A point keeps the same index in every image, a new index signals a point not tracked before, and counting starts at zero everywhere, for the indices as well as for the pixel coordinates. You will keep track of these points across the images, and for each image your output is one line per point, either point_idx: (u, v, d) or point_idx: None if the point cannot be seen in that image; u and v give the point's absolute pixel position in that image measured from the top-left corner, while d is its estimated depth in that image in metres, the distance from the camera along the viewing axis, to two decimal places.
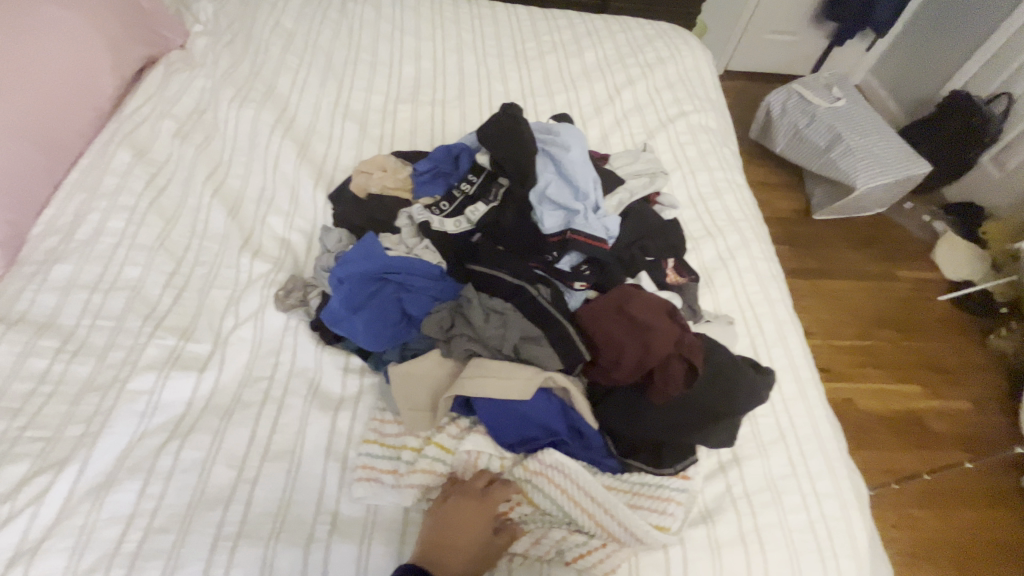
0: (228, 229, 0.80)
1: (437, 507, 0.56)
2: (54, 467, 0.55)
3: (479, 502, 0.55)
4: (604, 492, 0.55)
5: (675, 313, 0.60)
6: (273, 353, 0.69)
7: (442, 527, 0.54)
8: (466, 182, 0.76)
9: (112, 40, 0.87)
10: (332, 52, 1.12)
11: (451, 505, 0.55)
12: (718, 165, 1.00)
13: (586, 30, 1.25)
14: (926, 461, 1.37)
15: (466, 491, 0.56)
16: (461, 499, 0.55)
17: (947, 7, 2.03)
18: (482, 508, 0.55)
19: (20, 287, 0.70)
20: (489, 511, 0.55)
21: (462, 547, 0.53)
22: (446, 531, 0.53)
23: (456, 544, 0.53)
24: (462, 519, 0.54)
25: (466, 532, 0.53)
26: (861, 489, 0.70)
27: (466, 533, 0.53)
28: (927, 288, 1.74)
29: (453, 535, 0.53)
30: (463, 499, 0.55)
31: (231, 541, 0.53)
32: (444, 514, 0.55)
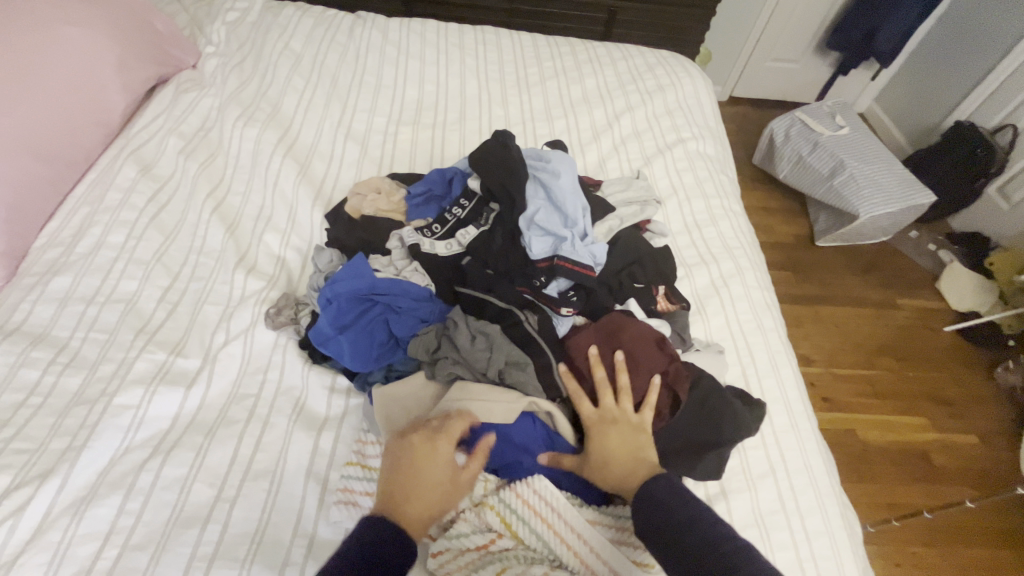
0: (225, 246, 0.82)
1: (390, 456, 0.53)
2: (36, 479, 0.56)
3: (432, 443, 0.53)
4: (587, 526, 0.53)
5: (664, 342, 0.62)
6: (262, 370, 0.69)
7: (400, 481, 0.52)
8: (458, 206, 0.77)
9: (125, 61, 0.90)
10: (338, 74, 1.15)
11: (404, 456, 0.53)
12: (714, 192, 1.00)
13: (588, 57, 1.27)
14: (930, 497, 1.34)
15: (417, 440, 0.53)
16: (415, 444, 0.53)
17: (951, 40, 2.05)
18: (436, 448, 0.53)
19: (19, 298, 0.71)
20: (444, 447, 0.53)
21: (426, 496, 0.51)
22: (404, 484, 0.51)
23: (421, 495, 0.51)
24: (421, 466, 0.52)
25: (427, 478, 0.52)
26: (855, 527, 0.68)
27: (427, 479, 0.51)
28: (932, 318, 1.72)
29: (413, 487, 0.51)
30: (415, 446, 0.53)
31: (206, 562, 0.53)
32: (400, 465, 0.53)
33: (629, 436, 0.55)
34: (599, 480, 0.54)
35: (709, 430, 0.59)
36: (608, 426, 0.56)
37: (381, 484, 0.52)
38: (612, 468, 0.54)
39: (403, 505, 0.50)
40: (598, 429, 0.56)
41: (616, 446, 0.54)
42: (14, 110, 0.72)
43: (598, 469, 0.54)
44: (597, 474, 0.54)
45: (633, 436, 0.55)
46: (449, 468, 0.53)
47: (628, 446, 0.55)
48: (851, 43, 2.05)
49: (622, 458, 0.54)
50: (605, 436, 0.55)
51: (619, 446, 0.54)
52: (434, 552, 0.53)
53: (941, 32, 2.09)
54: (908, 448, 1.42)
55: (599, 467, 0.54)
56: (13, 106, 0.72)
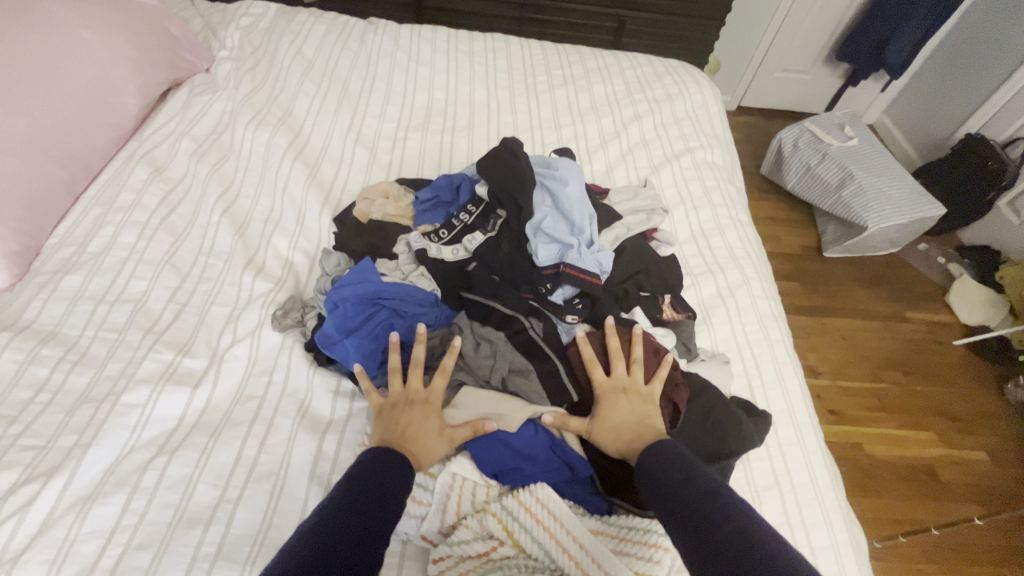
0: (234, 248, 0.82)
1: (385, 413, 0.56)
2: (42, 476, 0.56)
3: (427, 399, 0.57)
4: (590, 538, 0.52)
5: (661, 351, 0.63)
6: (267, 372, 0.69)
7: (397, 422, 0.55)
8: (465, 212, 0.77)
9: (140, 64, 0.92)
10: (349, 80, 1.17)
11: (401, 407, 0.56)
12: (722, 202, 1.00)
13: (597, 66, 1.28)
14: (937, 513, 1.32)
15: (412, 399, 0.57)
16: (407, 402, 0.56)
17: (962, 52, 2.04)
18: (430, 404, 0.57)
19: (30, 295, 0.72)
20: (438, 404, 0.57)
21: (419, 438, 0.54)
22: (401, 426, 0.54)
23: (416, 436, 0.54)
24: (416, 414, 0.55)
25: (421, 421, 0.55)
26: (860, 543, 0.67)
27: (422, 424, 0.55)
28: (941, 332, 1.70)
29: (410, 428, 0.54)
30: (410, 400, 0.57)
31: (208, 562, 0.53)
32: (396, 412, 0.56)
33: (637, 407, 0.56)
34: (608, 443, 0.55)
35: (714, 441, 0.58)
36: (617, 395, 0.57)
37: (376, 428, 0.55)
38: (620, 432, 0.55)
39: (400, 441, 0.53)
40: (609, 395, 0.57)
41: (625, 412, 0.56)
42: (30, 111, 0.73)
43: (606, 432, 0.55)
44: (603, 435, 0.55)
45: (640, 407, 0.56)
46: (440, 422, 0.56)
47: (637, 412, 0.56)
48: (861, 54, 2.05)
49: (630, 424, 0.55)
50: (616, 403, 0.56)
51: (627, 412, 0.56)
52: (435, 558, 0.52)
53: (951, 45, 2.09)
54: (915, 463, 1.40)
55: (608, 433, 0.55)
56: (29, 108, 0.73)
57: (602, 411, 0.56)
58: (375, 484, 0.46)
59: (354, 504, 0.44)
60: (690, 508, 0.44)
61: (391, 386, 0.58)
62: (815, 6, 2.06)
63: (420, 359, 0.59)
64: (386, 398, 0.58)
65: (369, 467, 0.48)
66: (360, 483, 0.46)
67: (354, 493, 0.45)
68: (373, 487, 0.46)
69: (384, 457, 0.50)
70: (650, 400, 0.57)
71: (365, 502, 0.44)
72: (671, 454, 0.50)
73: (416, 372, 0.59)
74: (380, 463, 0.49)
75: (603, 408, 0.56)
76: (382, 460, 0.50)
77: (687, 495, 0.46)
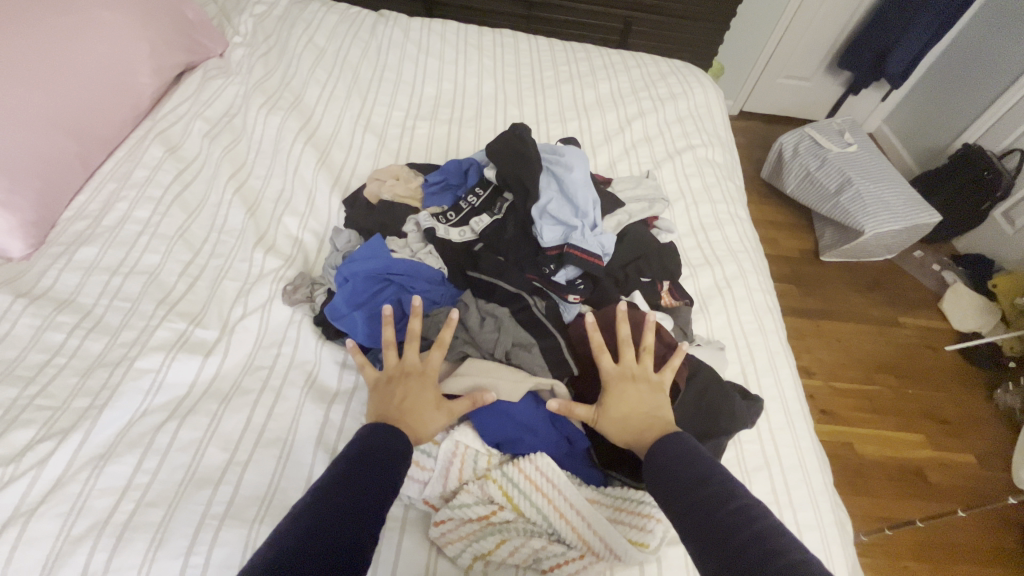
0: (246, 226, 0.84)
1: (381, 388, 0.57)
2: (58, 435, 0.58)
3: (419, 372, 0.57)
4: (586, 505, 0.55)
5: (661, 331, 0.64)
6: (276, 344, 0.72)
7: (394, 397, 0.55)
8: (473, 194, 0.80)
9: (155, 46, 0.93)
10: (359, 69, 1.19)
11: (394, 382, 0.57)
12: (721, 198, 1.03)
13: (603, 63, 1.30)
14: (924, 512, 1.34)
15: (408, 371, 0.57)
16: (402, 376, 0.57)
17: (962, 63, 2.07)
18: (422, 377, 0.57)
19: (47, 265, 0.74)
20: (430, 376, 0.57)
21: (414, 413, 0.54)
22: (396, 402, 0.55)
23: (410, 412, 0.54)
24: (411, 389, 0.56)
25: (415, 397, 0.55)
26: (846, 525, 0.69)
27: (417, 397, 0.55)
28: (933, 337, 1.73)
29: (405, 402, 0.55)
30: (402, 373, 0.57)
31: (217, 520, 0.55)
32: (392, 388, 0.56)
33: (646, 396, 0.56)
34: (618, 434, 0.55)
35: (708, 418, 0.61)
36: (627, 384, 0.57)
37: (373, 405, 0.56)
38: (627, 422, 0.55)
39: (395, 416, 0.54)
40: (618, 385, 0.56)
41: (632, 402, 0.55)
42: (48, 85, 0.75)
43: (614, 420, 0.55)
44: (610, 424, 0.55)
45: (650, 396, 0.56)
46: (436, 394, 0.56)
47: (645, 404, 0.56)
48: (862, 63, 2.08)
49: (637, 416, 0.55)
50: (626, 392, 0.56)
51: (635, 403, 0.55)
52: (437, 521, 0.55)
53: (949, 58, 2.13)
54: (904, 463, 1.42)
55: (614, 422, 0.55)
56: (47, 82, 0.75)
57: (610, 400, 0.56)
58: (366, 464, 0.47)
59: (344, 484, 0.44)
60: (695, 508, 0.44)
61: (386, 360, 0.59)
62: (819, 14, 2.09)
63: (417, 331, 0.60)
64: (382, 373, 0.59)
65: (362, 447, 0.48)
66: (365, 453, 0.48)
67: (350, 469, 0.45)
68: (364, 466, 0.46)
69: (387, 433, 0.51)
70: (660, 388, 0.57)
71: (359, 480, 0.45)
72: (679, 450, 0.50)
73: (410, 346, 0.59)
74: (378, 441, 0.49)
75: (612, 397, 0.56)
76: (379, 437, 0.50)
77: (696, 498, 0.45)
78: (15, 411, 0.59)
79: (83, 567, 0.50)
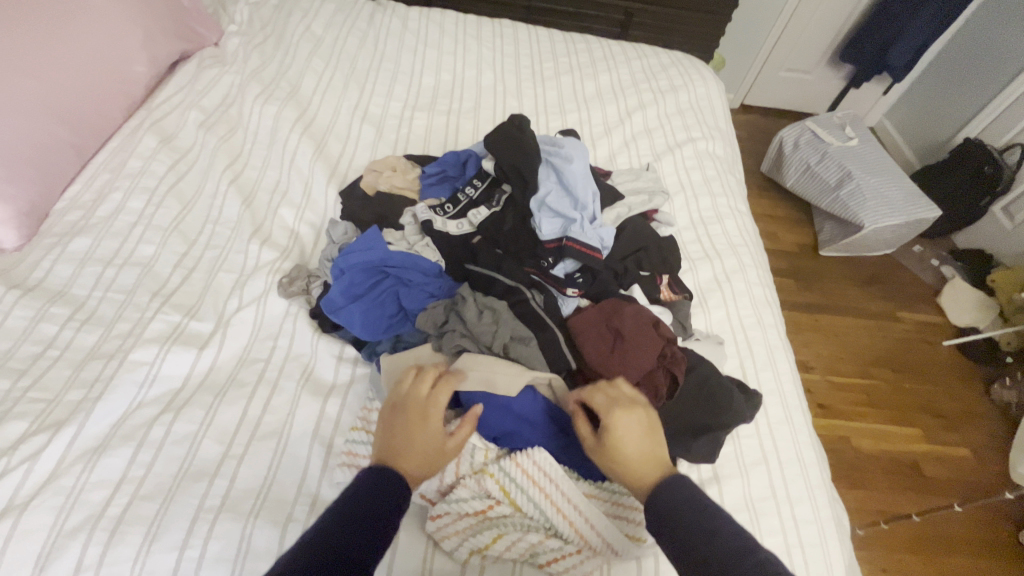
0: (241, 217, 0.84)
1: (386, 418, 0.53)
2: (51, 427, 0.57)
3: (424, 410, 0.53)
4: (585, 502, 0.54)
5: (661, 325, 0.63)
6: (272, 337, 0.71)
7: (397, 429, 0.52)
8: (471, 186, 0.79)
9: (149, 33, 0.92)
10: (356, 59, 1.17)
11: (396, 418, 0.53)
12: (721, 191, 1.02)
13: (603, 54, 1.29)
14: (919, 506, 1.35)
15: (414, 404, 0.54)
16: (407, 408, 0.53)
17: (965, 57, 2.06)
18: (427, 416, 0.53)
19: (39, 256, 0.73)
20: (436, 416, 0.53)
21: (418, 457, 0.51)
22: (398, 443, 0.51)
23: (413, 456, 0.50)
24: (415, 429, 0.52)
25: (419, 440, 0.51)
26: (842, 520, 0.69)
27: (422, 434, 0.52)
28: (931, 332, 1.73)
29: (408, 438, 0.51)
30: (405, 410, 0.53)
31: (213, 514, 0.54)
32: (395, 425, 0.52)
33: (649, 429, 0.52)
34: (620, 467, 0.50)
35: (708, 413, 0.60)
36: (632, 412, 0.52)
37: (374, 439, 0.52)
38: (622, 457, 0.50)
39: (396, 458, 0.50)
40: (613, 414, 0.52)
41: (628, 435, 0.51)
42: (40, 72, 0.74)
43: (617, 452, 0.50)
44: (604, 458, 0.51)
45: (651, 429, 0.52)
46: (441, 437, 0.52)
47: (643, 436, 0.51)
48: (864, 56, 2.06)
49: (636, 451, 0.50)
50: (630, 422, 0.51)
51: (631, 435, 0.51)
52: (434, 515, 0.55)
53: (952, 51, 2.11)
54: (901, 457, 1.43)
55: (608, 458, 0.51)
56: (39, 69, 0.74)
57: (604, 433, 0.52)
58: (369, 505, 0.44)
59: (346, 528, 0.42)
60: (701, 540, 0.42)
61: (397, 389, 0.56)
62: (822, 6, 2.07)
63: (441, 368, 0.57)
64: (388, 401, 0.55)
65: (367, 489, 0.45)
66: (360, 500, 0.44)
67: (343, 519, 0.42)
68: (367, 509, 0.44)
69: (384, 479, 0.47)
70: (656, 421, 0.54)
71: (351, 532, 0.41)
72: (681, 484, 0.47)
73: (423, 379, 0.55)
74: (379, 485, 0.46)
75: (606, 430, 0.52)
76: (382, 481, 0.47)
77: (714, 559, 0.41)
78: (9, 404, 0.58)
79: (79, 559, 0.50)
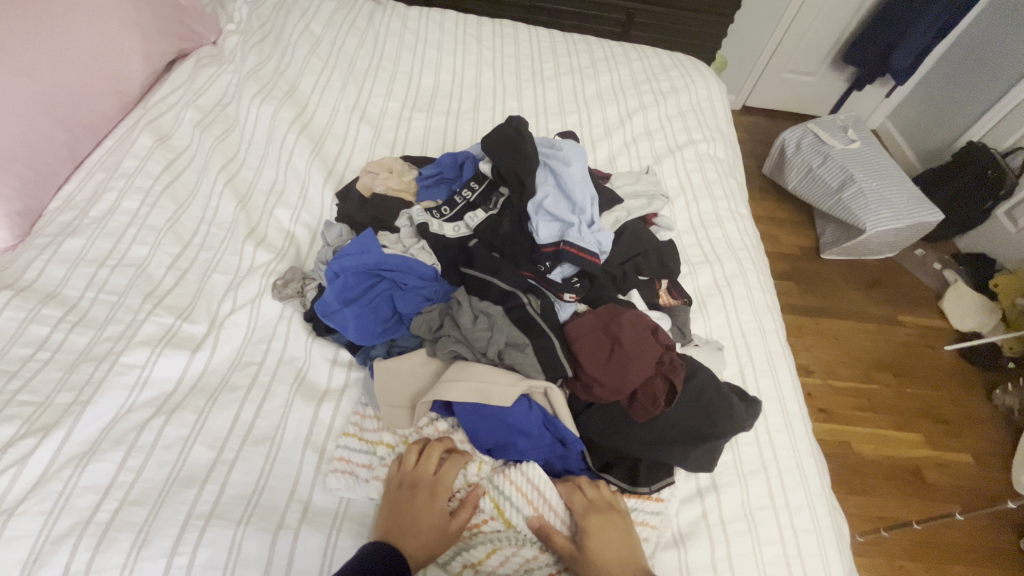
0: (237, 218, 0.83)
1: (394, 493, 0.56)
2: (40, 431, 0.57)
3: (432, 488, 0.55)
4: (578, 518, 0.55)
5: (659, 331, 0.62)
6: (266, 340, 0.70)
7: (402, 509, 0.54)
8: (468, 189, 0.78)
9: (146, 32, 0.91)
10: (355, 58, 1.17)
11: (404, 495, 0.55)
12: (722, 194, 1.01)
13: (604, 56, 1.28)
14: (920, 512, 1.34)
15: (419, 481, 0.56)
16: (413, 484, 0.56)
17: (968, 59, 2.04)
18: (435, 493, 0.55)
19: (32, 256, 0.72)
20: (442, 496, 0.55)
21: (421, 541, 0.52)
22: (404, 523, 0.53)
23: (418, 538, 0.52)
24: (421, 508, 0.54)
25: (425, 521, 0.53)
26: (842, 529, 0.68)
27: (425, 513, 0.54)
28: (933, 336, 1.72)
29: (411, 519, 0.53)
30: (413, 489, 0.55)
31: (202, 521, 0.53)
32: (403, 502, 0.55)
33: (622, 536, 0.54)
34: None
35: (706, 422, 0.59)
36: (608, 521, 0.54)
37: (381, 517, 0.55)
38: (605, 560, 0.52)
39: (401, 540, 0.52)
40: (595, 523, 0.54)
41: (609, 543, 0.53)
42: (35, 71, 0.73)
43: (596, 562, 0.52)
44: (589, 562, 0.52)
45: (625, 535, 0.54)
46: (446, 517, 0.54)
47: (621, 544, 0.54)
48: (867, 58, 2.05)
49: (616, 557, 0.52)
50: (606, 531, 0.54)
51: (613, 543, 0.53)
52: None
53: (954, 54, 2.10)
54: (902, 463, 1.42)
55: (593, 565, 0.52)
56: (32, 67, 0.73)
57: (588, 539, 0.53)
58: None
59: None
60: None
61: (405, 461, 0.58)
62: (825, 7, 2.06)
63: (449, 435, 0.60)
64: (397, 475, 0.58)
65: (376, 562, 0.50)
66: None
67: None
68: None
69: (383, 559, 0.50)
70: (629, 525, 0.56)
71: None
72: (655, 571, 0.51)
73: (430, 451, 0.58)
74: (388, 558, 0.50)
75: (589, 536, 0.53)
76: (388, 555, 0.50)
77: None
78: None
79: (65, 566, 0.49)
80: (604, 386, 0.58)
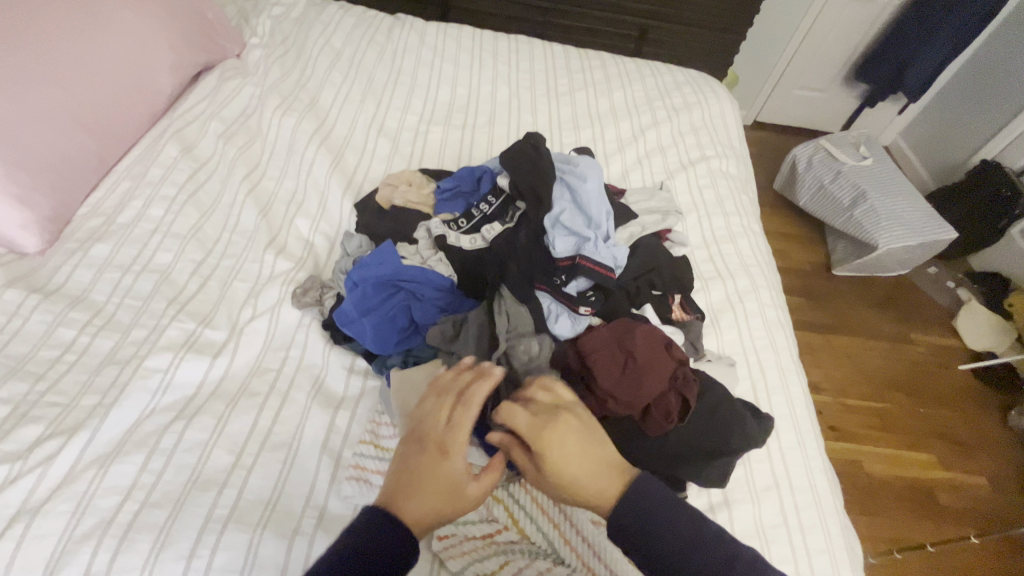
0: (258, 227, 0.85)
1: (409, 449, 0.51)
2: (66, 432, 0.58)
3: (444, 446, 0.50)
4: (592, 531, 0.56)
5: (672, 346, 0.62)
6: (284, 347, 0.72)
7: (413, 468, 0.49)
8: (485, 203, 0.80)
9: (173, 45, 0.94)
10: (374, 72, 1.19)
11: (414, 454, 0.50)
12: (735, 210, 1.02)
13: (618, 72, 1.30)
14: (933, 534, 1.32)
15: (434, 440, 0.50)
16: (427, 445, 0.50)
17: (981, 79, 2.04)
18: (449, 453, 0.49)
19: (61, 261, 0.74)
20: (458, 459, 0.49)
21: (432, 507, 0.47)
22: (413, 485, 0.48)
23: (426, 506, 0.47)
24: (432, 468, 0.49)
25: (435, 480, 0.48)
26: (855, 549, 0.68)
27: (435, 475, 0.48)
28: (947, 356, 1.70)
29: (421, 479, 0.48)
30: (425, 447, 0.50)
31: (220, 524, 0.54)
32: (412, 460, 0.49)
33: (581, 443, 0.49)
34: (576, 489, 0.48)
35: (719, 436, 0.59)
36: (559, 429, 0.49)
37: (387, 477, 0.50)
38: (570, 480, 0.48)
39: (402, 503, 0.47)
40: (551, 439, 0.49)
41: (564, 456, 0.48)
42: (68, 82, 0.76)
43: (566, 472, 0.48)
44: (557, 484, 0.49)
45: (581, 440, 0.50)
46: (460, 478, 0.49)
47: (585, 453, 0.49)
48: (878, 76, 2.06)
49: (580, 467, 0.48)
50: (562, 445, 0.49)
51: (566, 451, 0.48)
52: (440, 535, 0.54)
53: (967, 73, 2.11)
54: (914, 484, 1.40)
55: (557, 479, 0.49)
56: (66, 80, 0.76)
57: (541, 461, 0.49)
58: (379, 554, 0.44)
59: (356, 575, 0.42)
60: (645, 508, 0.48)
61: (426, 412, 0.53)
62: (837, 25, 2.07)
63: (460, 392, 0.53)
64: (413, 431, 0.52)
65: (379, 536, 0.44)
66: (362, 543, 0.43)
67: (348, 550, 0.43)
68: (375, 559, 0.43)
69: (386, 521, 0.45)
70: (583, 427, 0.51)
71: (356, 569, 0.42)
72: (650, 489, 0.49)
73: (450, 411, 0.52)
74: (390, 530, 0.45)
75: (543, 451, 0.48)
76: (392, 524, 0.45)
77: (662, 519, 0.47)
78: (26, 407, 0.59)
79: (87, 566, 0.50)
80: (619, 401, 0.57)
